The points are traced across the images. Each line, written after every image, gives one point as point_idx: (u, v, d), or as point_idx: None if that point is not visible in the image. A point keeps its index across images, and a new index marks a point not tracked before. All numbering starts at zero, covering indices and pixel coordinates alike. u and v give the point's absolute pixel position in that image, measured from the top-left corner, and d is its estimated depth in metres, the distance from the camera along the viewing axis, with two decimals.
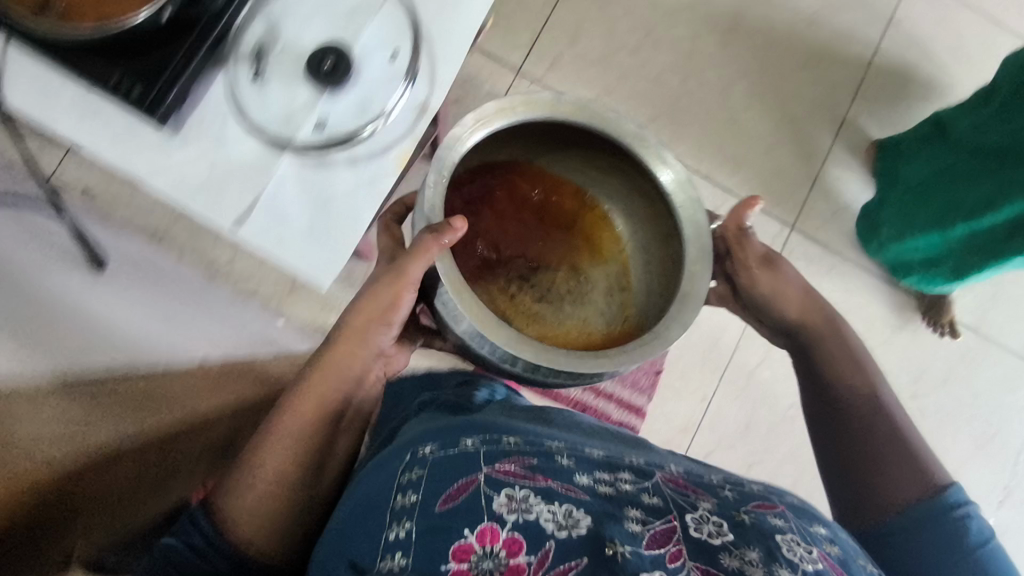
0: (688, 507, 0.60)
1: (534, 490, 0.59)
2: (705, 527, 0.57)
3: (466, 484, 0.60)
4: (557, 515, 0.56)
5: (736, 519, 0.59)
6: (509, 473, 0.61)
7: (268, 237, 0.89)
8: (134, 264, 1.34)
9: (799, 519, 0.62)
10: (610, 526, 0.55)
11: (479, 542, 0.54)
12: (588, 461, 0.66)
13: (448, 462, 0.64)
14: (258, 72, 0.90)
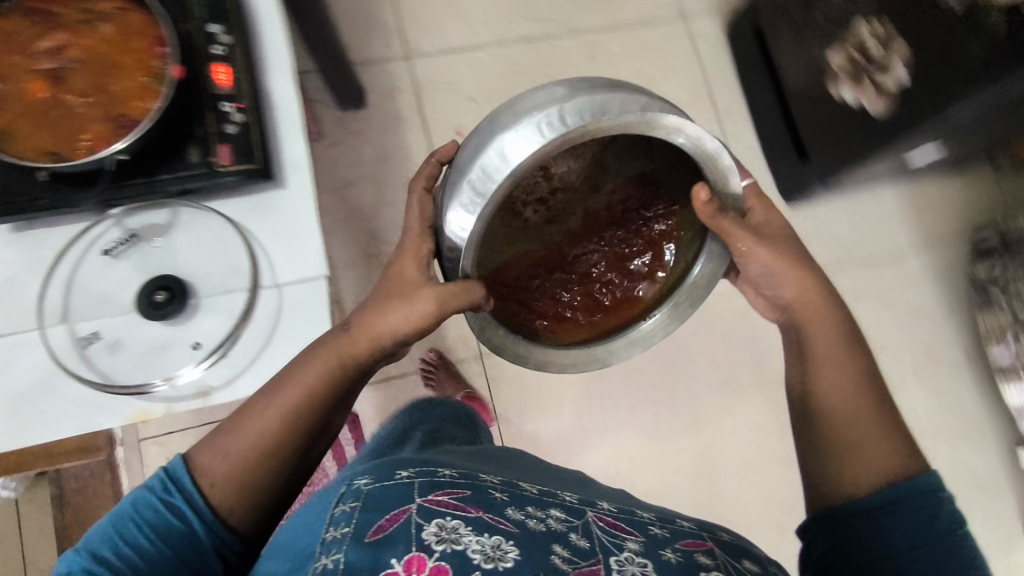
0: (614, 547, 0.61)
1: (467, 522, 0.60)
2: (632, 565, 0.59)
3: (398, 514, 0.62)
4: (487, 547, 0.58)
5: (663, 558, 0.60)
6: (441, 503, 0.63)
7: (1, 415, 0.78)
8: None
9: (726, 555, 0.64)
10: (537, 560, 0.57)
11: (407, 570, 0.56)
12: (523, 496, 0.68)
13: (380, 492, 0.66)
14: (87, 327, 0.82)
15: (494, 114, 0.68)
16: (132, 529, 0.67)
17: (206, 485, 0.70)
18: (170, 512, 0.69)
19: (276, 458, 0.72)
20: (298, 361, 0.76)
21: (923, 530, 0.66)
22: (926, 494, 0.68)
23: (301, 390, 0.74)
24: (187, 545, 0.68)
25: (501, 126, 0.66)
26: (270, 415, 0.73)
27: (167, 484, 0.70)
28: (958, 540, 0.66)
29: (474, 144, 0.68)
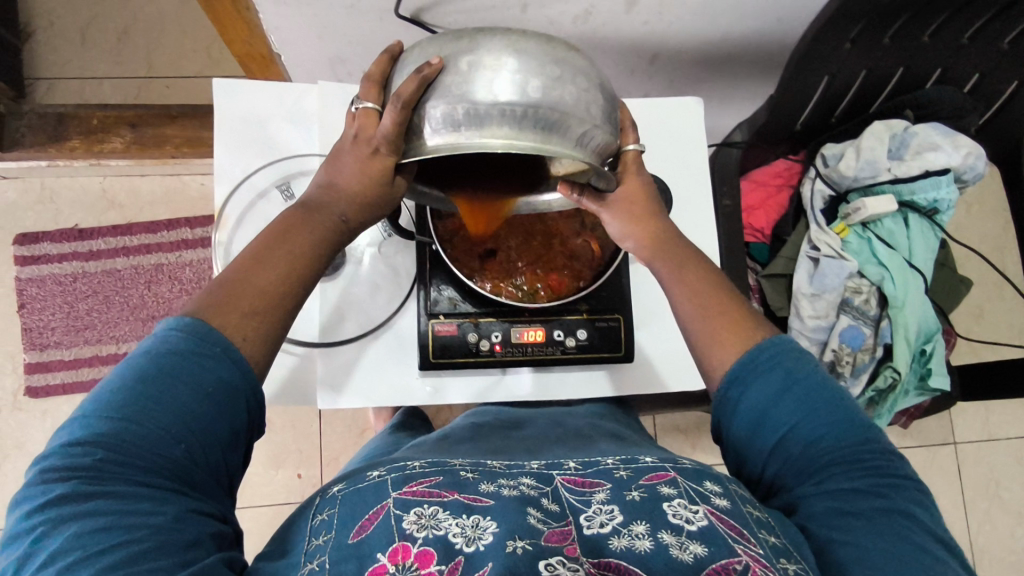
0: (583, 504, 0.47)
1: (444, 504, 0.46)
2: (601, 514, 0.45)
3: (376, 512, 0.46)
4: (466, 525, 0.44)
5: (626, 498, 0.46)
6: (416, 491, 0.47)
7: (243, 163, 0.67)
8: (179, 123, 1.13)
9: (690, 480, 0.49)
10: (513, 523, 0.43)
11: (391, 561, 0.42)
12: (490, 471, 0.51)
13: (359, 494, 0.49)
14: (281, 182, 0.68)
15: (504, 36, 0.43)
16: (134, 398, 0.40)
17: (191, 370, 0.41)
18: (187, 376, 0.41)
19: (279, 324, 0.47)
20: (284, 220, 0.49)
21: (798, 400, 0.47)
22: (774, 358, 0.49)
23: (318, 229, 0.50)
24: (224, 412, 0.42)
25: (441, 85, 0.42)
26: (279, 271, 0.47)
27: (185, 336, 0.42)
28: (821, 386, 0.48)
29: (458, 49, 0.43)
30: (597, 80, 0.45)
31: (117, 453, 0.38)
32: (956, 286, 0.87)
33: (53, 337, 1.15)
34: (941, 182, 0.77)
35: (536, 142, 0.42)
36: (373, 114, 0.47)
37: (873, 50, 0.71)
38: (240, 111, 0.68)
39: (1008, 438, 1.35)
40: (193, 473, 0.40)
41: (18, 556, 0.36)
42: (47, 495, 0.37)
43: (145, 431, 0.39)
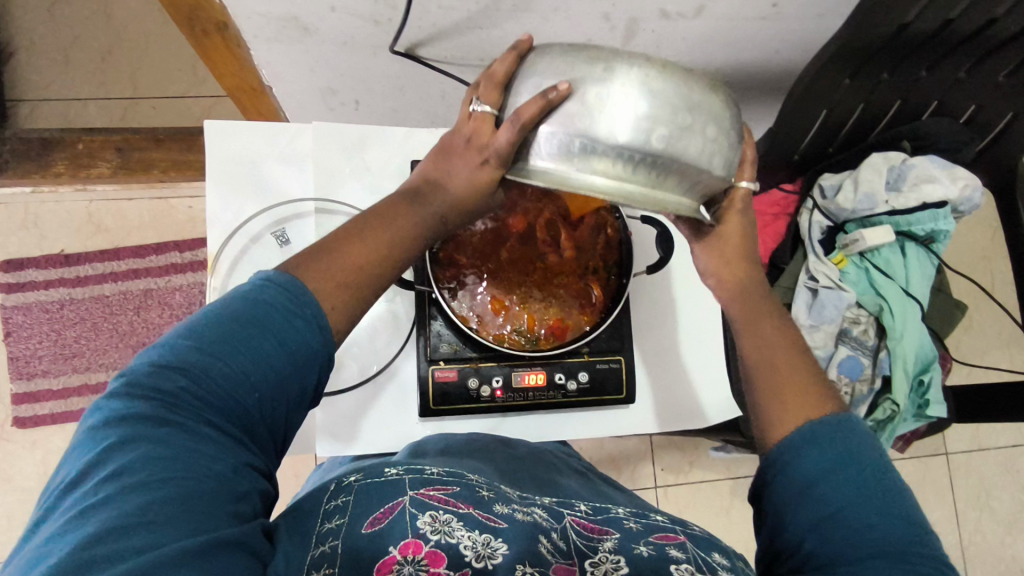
0: (590, 549, 0.48)
1: (461, 516, 0.47)
2: (606, 562, 0.47)
3: (390, 507, 0.47)
4: (477, 540, 0.45)
5: (636, 551, 0.48)
6: (433, 496, 0.49)
7: (235, 207, 0.66)
8: (167, 146, 1.12)
9: (699, 548, 0.51)
10: (523, 547, 0.45)
11: (401, 554, 0.43)
12: (505, 493, 0.53)
13: (376, 488, 0.49)
14: (276, 226, 0.67)
15: (637, 62, 0.39)
16: (224, 336, 0.40)
17: (265, 334, 0.40)
18: (275, 328, 0.41)
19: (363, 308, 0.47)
20: (391, 204, 0.49)
21: (856, 478, 0.44)
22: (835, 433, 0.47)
23: (415, 223, 0.49)
24: (298, 377, 0.41)
25: (562, 115, 0.40)
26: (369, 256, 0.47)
27: (280, 287, 0.42)
28: (883, 478, 0.45)
29: (584, 75, 0.39)
30: (728, 120, 0.42)
31: (200, 385, 0.38)
32: (951, 311, 0.88)
33: (40, 365, 1.13)
34: (939, 214, 0.77)
35: (647, 186, 0.40)
36: (492, 119, 0.44)
37: (872, 84, 0.71)
38: (231, 153, 0.66)
39: (995, 448, 1.37)
40: (256, 426, 0.41)
41: (86, 461, 0.36)
42: (126, 410, 0.37)
43: (229, 372, 0.39)
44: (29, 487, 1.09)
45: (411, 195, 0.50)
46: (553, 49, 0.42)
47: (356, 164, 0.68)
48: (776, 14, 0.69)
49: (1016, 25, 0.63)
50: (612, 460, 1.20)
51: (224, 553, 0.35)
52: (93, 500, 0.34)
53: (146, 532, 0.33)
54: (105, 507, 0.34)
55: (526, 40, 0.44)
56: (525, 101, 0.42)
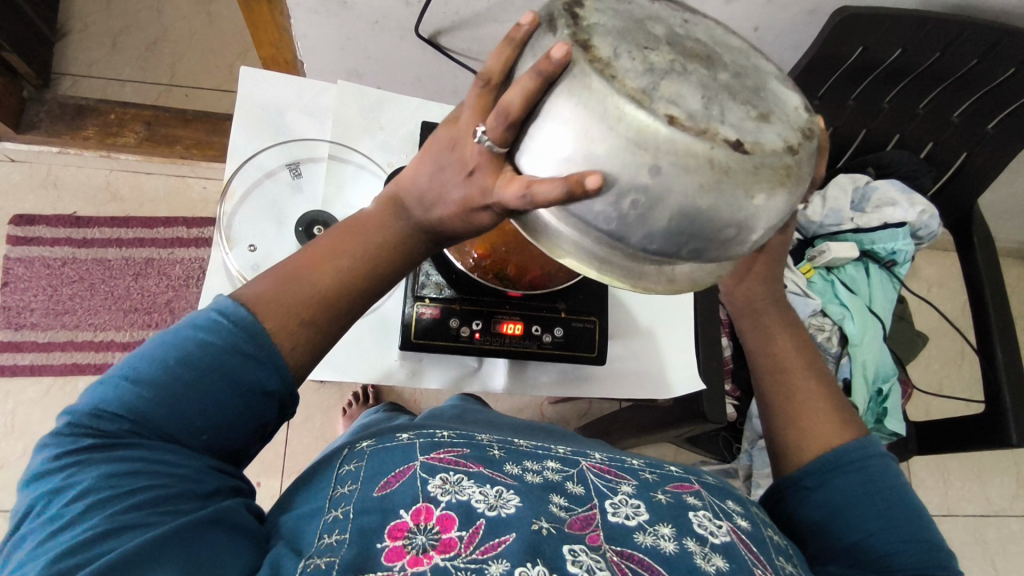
0: (609, 490, 0.45)
1: (469, 474, 0.43)
2: (626, 506, 0.43)
3: (402, 471, 0.43)
4: (489, 494, 0.41)
5: (652, 498, 0.45)
6: (443, 458, 0.44)
7: (256, 142, 0.72)
8: (193, 125, 1.20)
9: (713, 495, 0.48)
10: (537, 506, 0.41)
11: (413, 521, 0.39)
12: (517, 450, 0.48)
13: (387, 453, 0.45)
14: (290, 163, 0.72)
15: (699, 162, 0.33)
16: (174, 367, 0.37)
17: (227, 366, 0.38)
18: (232, 361, 0.38)
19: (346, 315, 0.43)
20: (363, 220, 0.43)
21: (878, 509, 0.49)
22: (862, 459, 0.51)
23: (388, 237, 0.43)
24: (254, 411, 0.39)
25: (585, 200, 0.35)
26: (342, 281, 0.42)
27: (233, 324, 0.39)
28: (904, 507, 0.49)
29: (629, 169, 0.33)
30: (780, 214, 0.38)
31: (153, 417, 0.37)
32: (913, 338, 0.92)
33: (31, 317, 1.15)
34: (898, 234, 0.85)
35: (664, 276, 0.39)
36: (500, 161, 0.37)
37: (840, 109, 0.79)
38: (259, 96, 0.73)
39: (964, 513, 1.37)
40: (220, 443, 0.39)
41: (48, 491, 0.36)
42: (81, 437, 0.36)
43: (180, 409, 0.37)
44: None
45: (388, 213, 0.43)
46: (600, 97, 0.33)
47: (371, 120, 0.75)
48: (757, 39, 0.78)
49: (961, 63, 0.72)
50: None
51: (202, 538, 0.36)
52: (60, 524, 0.34)
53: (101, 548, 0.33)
54: (68, 531, 0.34)
55: (560, 57, 0.33)
56: (545, 169, 0.35)
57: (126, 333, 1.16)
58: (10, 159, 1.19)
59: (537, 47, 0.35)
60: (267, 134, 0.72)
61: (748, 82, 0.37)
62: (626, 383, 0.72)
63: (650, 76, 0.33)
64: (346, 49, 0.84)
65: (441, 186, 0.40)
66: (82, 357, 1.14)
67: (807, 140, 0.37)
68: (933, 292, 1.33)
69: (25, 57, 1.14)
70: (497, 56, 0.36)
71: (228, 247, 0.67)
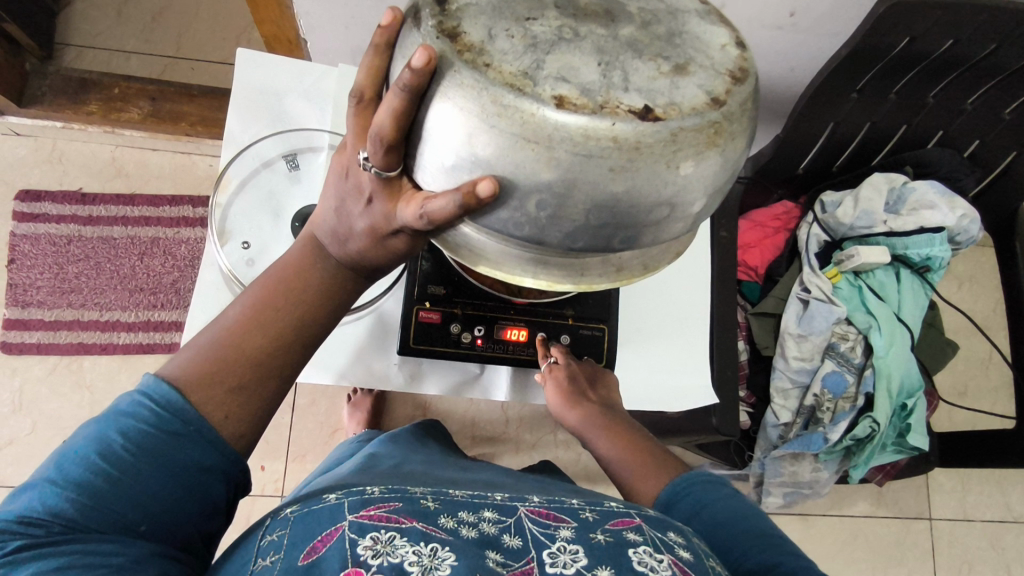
0: (547, 538, 0.42)
1: (402, 530, 0.41)
2: (565, 553, 0.40)
3: (329, 534, 0.41)
4: (423, 553, 0.39)
5: (592, 539, 0.42)
6: (373, 515, 0.42)
7: (252, 131, 0.68)
8: (199, 100, 1.16)
9: (655, 528, 0.45)
10: (472, 561, 0.38)
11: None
12: (452, 500, 0.47)
13: (313, 516, 0.43)
14: (288, 154, 0.68)
15: (602, 145, 0.32)
16: (104, 459, 0.36)
17: (162, 445, 0.38)
18: (168, 441, 0.38)
19: (277, 359, 0.44)
20: (284, 274, 0.45)
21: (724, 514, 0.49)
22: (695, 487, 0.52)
23: (310, 285, 0.45)
24: (196, 494, 0.39)
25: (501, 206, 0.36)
26: (269, 331, 0.44)
27: (161, 409, 0.39)
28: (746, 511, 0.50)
29: (520, 170, 0.34)
30: (723, 173, 0.37)
31: (83, 510, 0.35)
32: (943, 347, 0.87)
33: (37, 295, 1.14)
34: (935, 239, 0.78)
35: (608, 267, 0.41)
36: (396, 180, 0.39)
37: (878, 105, 0.73)
38: (257, 81, 0.69)
39: (982, 519, 1.33)
40: (162, 531, 0.38)
41: None
42: (4, 543, 0.34)
43: (113, 498, 0.36)
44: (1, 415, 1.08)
45: (307, 263, 0.46)
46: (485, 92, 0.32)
47: None
48: (792, 24, 0.73)
49: (1017, 58, 0.66)
50: (587, 473, 1.17)
51: None
52: None
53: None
54: None
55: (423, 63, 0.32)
56: (444, 180, 0.36)
57: (131, 314, 1.15)
58: (15, 133, 1.17)
59: (403, 48, 0.35)
60: (264, 123, 0.69)
61: (659, 29, 0.35)
62: (633, 393, 0.69)
63: (532, 54, 0.33)
64: (352, 29, 0.79)
65: (348, 220, 0.42)
66: (88, 337, 1.13)
67: (741, 82, 0.36)
68: (964, 291, 1.26)
69: (26, 28, 1.11)
70: (364, 71, 0.38)
71: (221, 243, 0.64)
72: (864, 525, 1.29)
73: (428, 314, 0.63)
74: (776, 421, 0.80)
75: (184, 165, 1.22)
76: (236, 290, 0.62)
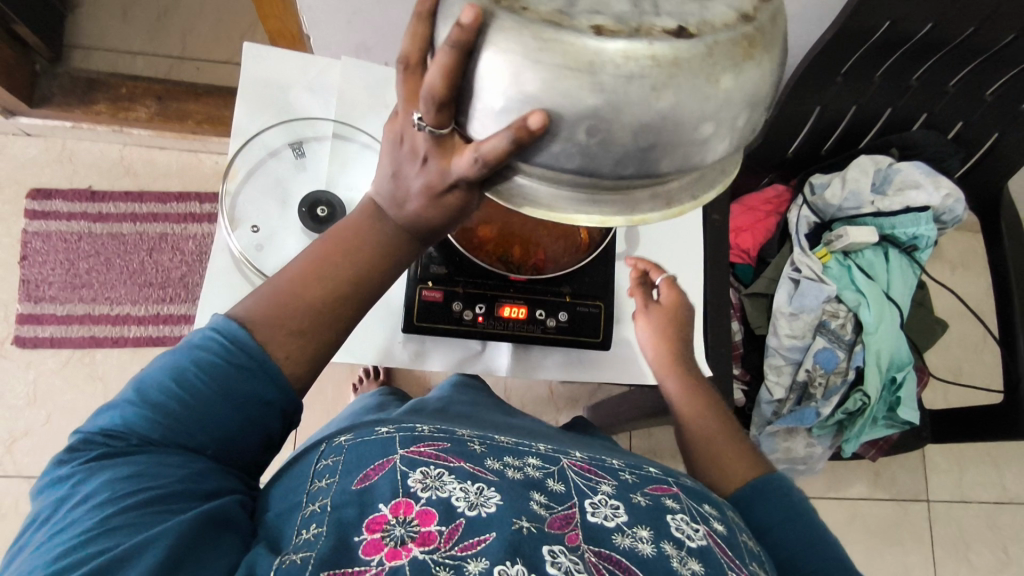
0: (588, 490, 0.45)
1: (450, 468, 0.43)
2: (606, 507, 0.43)
3: (382, 463, 0.43)
4: (469, 490, 0.41)
5: (631, 500, 0.44)
6: (423, 451, 0.45)
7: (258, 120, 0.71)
8: (204, 97, 1.19)
9: (690, 499, 0.47)
10: (518, 504, 0.41)
11: (392, 514, 0.39)
12: (498, 445, 0.49)
13: (366, 446, 0.45)
14: (294, 142, 0.71)
15: (643, 64, 0.28)
16: (174, 388, 0.40)
17: (223, 379, 0.40)
18: (231, 376, 0.40)
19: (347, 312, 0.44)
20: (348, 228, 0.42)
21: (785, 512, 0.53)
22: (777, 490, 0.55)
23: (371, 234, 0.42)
24: (255, 424, 0.41)
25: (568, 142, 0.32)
26: (343, 281, 0.43)
27: (227, 344, 0.41)
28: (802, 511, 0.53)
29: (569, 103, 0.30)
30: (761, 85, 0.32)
31: (152, 430, 0.39)
32: (932, 325, 0.90)
33: (49, 291, 1.17)
34: (920, 218, 0.82)
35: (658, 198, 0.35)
36: (448, 141, 0.35)
37: (864, 86, 0.75)
38: (263, 73, 0.72)
39: (980, 499, 1.35)
40: (223, 454, 0.41)
41: (58, 499, 0.38)
42: (92, 451, 0.39)
43: (179, 421, 0.39)
44: (16, 407, 1.11)
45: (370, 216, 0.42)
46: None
47: (376, 99, 0.74)
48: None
49: (997, 38, 0.68)
50: None
51: (203, 535, 0.38)
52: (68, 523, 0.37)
53: (108, 539, 0.35)
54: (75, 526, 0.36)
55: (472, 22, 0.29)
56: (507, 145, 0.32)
57: (141, 307, 1.18)
58: (25, 133, 1.20)
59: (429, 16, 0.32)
60: (268, 114, 0.71)
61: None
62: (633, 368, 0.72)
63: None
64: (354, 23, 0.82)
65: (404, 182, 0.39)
66: (99, 331, 1.16)
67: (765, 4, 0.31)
68: (957, 275, 1.29)
69: (36, 29, 1.14)
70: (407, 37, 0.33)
71: (231, 227, 0.66)
72: (863, 507, 1.31)
73: (432, 292, 0.66)
74: (769, 398, 0.82)
75: (189, 165, 1.25)
76: (246, 272, 0.65)
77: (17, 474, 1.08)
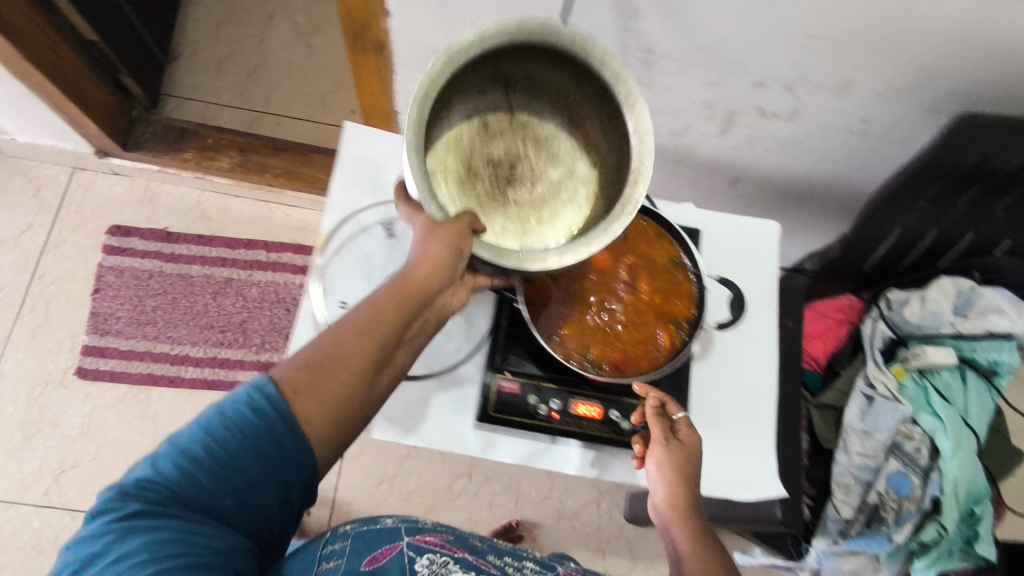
0: None
1: None
2: None
3: None
4: None
5: None
6: None
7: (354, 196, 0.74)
8: (284, 153, 1.25)
9: None
10: None
11: None
12: None
13: None
14: (386, 220, 0.73)
15: None
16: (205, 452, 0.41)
17: (249, 446, 0.42)
18: (257, 446, 0.42)
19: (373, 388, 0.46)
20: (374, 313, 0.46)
21: None
22: None
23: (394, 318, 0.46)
24: (275, 490, 0.43)
25: None
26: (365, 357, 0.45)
27: (256, 409, 0.42)
28: None
29: None
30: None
31: (184, 492, 0.41)
32: (1008, 453, 0.86)
33: (116, 325, 1.20)
34: (1003, 345, 0.80)
35: None
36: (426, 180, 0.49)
37: (945, 210, 0.76)
38: (363, 153, 0.75)
39: None
40: (247, 518, 0.44)
41: (92, 552, 0.40)
42: (125, 506, 0.41)
43: (207, 487, 0.41)
44: (69, 437, 1.13)
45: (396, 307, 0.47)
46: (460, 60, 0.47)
47: None
48: None
49: None
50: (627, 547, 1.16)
51: None
52: None
53: None
54: None
55: None
56: None
57: (200, 349, 1.20)
58: (113, 172, 1.27)
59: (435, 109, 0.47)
60: (364, 191, 0.74)
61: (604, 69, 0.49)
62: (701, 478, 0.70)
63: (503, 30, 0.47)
64: None
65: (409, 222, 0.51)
66: (158, 369, 1.18)
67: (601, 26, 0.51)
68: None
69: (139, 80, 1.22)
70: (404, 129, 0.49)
71: (321, 300, 0.68)
72: None
73: (509, 382, 0.66)
74: (837, 516, 0.81)
75: (261, 215, 1.29)
76: None
77: (62, 506, 1.09)
